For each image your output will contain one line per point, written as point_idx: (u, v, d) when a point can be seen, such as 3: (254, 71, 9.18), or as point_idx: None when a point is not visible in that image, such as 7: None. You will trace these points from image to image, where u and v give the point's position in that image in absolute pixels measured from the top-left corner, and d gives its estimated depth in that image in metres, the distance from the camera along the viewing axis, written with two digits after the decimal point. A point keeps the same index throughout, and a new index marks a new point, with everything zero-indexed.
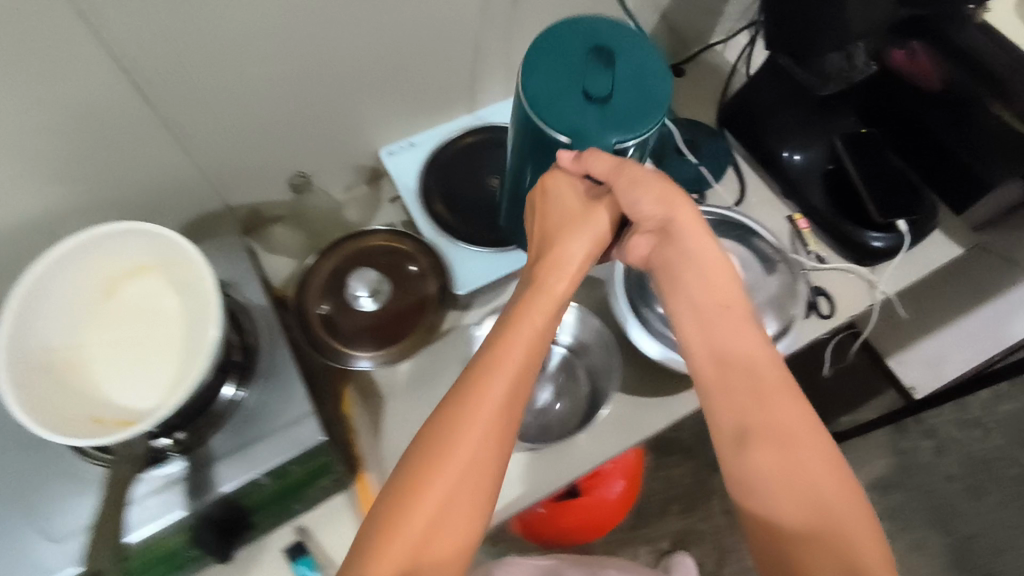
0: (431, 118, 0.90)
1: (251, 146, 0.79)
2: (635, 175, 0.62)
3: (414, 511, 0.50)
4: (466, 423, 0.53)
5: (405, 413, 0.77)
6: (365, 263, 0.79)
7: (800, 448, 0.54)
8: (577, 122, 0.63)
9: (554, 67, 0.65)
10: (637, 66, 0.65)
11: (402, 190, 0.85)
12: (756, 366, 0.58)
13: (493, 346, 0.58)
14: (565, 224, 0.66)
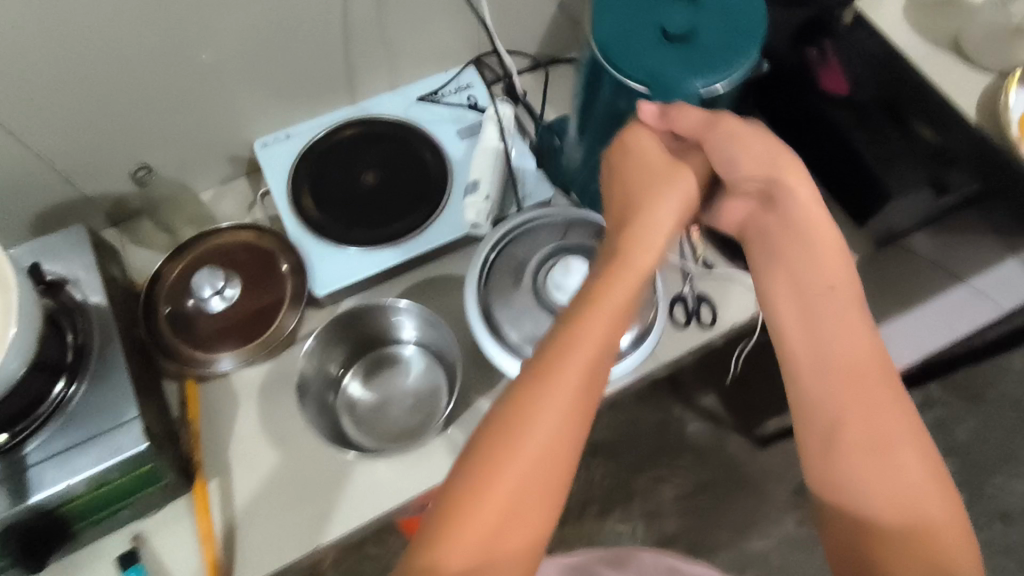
0: (309, 108, 0.87)
1: (108, 135, 0.76)
2: (742, 130, 0.57)
3: (472, 509, 0.45)
4: (548, 409, 0.48)
5: (258, 417, 0.75)
6: (219, 262, 0.76)
7: (896, 451, 0.49)
8: (649, 64, 0.63)
9: (628, 12, 0.65)
10: (722, 11, 0.65)
11: (272, 184, 0.82)
12: (860, 351, 0.52)
13: (580, 326, 0.51)
14: (633, 193, 0.59)
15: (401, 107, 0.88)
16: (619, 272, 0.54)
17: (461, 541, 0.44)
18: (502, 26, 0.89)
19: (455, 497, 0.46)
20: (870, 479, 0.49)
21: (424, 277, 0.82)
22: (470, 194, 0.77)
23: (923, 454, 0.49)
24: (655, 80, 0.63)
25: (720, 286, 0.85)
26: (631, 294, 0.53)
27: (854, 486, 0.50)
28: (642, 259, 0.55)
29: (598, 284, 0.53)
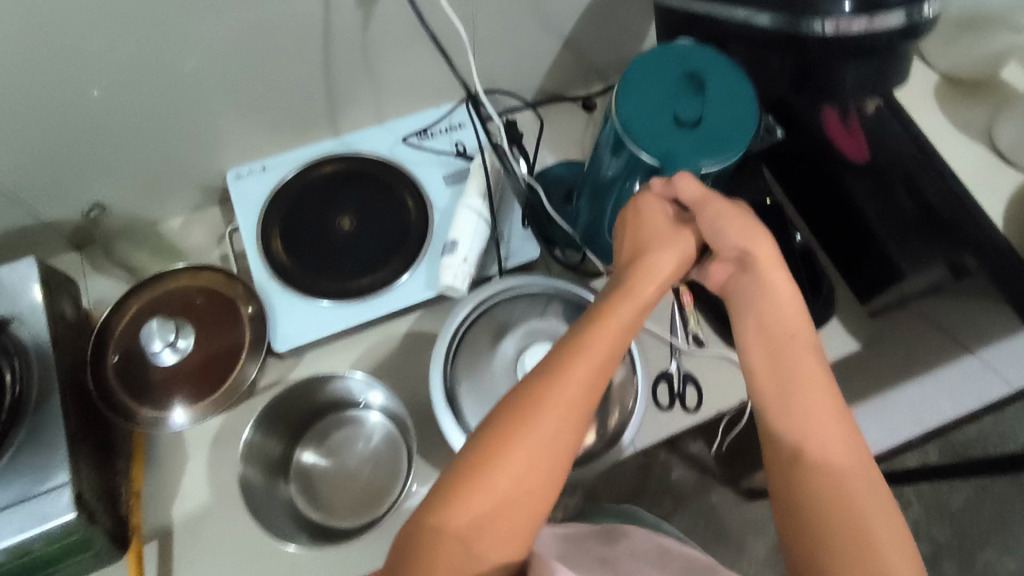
0: (289, 139, 0.82)
1: (69, 163, 0.71)
2: (728, 207, 0.52)
3: (473, 482, 0.44)
4: (559, 398, 0.46)
5: (206, 476, 0.71)
6: (174, 308, 0.71)
7: (877, 543, 0.42)
8: (666, 147, 0.56)
9: (643, 85, 0.58)
10: (734, 91, 0.58)
11: (241, 223, 0.77)
12: (833, 414, 0.46)
13: (594, 331, 0.49)
14: (639, 245, 0.54)
15: (387, 144, 0.82)
16: (632, 285, 0.51)
17: (460, 511, 0.43)
18: (500, 64, 0.83)
19: (456, 472, 0.45)
20: (851, 552, 0.42)
21: (396, 333, 0.78)
22: (447, 254, 0.72)
23: (903, 533, 0.43)
24: (672, 163, 0.57)
25: (708, 366, 0.80)
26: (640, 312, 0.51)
27: (831, 559, 0.42)
28: (648, 285, 0.52)
29: (614, 294, 0.51)
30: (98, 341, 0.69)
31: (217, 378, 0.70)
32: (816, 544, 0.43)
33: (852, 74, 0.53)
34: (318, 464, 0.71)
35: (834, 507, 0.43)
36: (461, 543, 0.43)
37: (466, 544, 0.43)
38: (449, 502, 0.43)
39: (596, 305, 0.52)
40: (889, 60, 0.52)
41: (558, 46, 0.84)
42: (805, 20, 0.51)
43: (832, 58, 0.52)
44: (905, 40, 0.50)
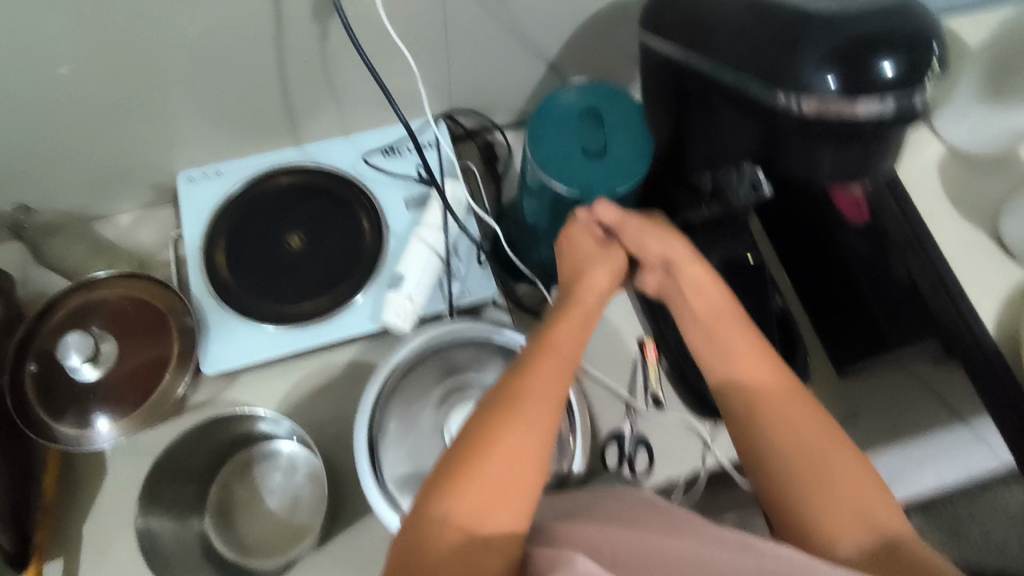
0: (249, 146, 0.78)
1: (8, 157, 0.68)
2: (651, 225, 0.60)
3: (477, 465, 0.43)
4: (536, 386, 0.48)
5: (123, 495, 0.68)
6: (102, 316, 0.68)
7: (834, 467, 0.47)
8: (581, 180, 0.63)
9: (551, 131, 0.65)
10: (628, 120, 0.66)
11: (186, 230, 0.74)
12: (769, 380, 0.52)
13: (557, 336, 0.52)
14: (577, 266, 0.59)
15: (349, 159, 0.79)
16: (586, 295, 0.57)
17: (470, 494, 0.42)
18: (477, 85, 0.79)
19: (453, 460, 0.44)
20: (818, 489, 0.46)
21: (336, 360, 0.74)
22: (392, 289, 0.68)
23: (857, 461, 0.47)
24: (589, 192, 0.63)
25: (665, 428, 0.75)
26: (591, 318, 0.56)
27: (809, 503, 0.46)
28: (596, 297, 0.57)
29: (568, 308, 0.56)
30: (18, 348, 0.66)
31: (144, 389, 0.66)
32: (794, 492, 0.47)
33: (829, 159, 0.48)
34: (239, 496, 0.68)
35: (793, 455, 0.48)
36: (474, 530, 0.41)
37: (473, 532, 0.41)
38: (454, 486, 0.42)
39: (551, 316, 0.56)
40: (870, 149, 0.46)
41: (539, 71, 0.79)
42: (781, 95, 0.45)
43: (809, 139, 0.47)
44: (888, 129, 0.44)
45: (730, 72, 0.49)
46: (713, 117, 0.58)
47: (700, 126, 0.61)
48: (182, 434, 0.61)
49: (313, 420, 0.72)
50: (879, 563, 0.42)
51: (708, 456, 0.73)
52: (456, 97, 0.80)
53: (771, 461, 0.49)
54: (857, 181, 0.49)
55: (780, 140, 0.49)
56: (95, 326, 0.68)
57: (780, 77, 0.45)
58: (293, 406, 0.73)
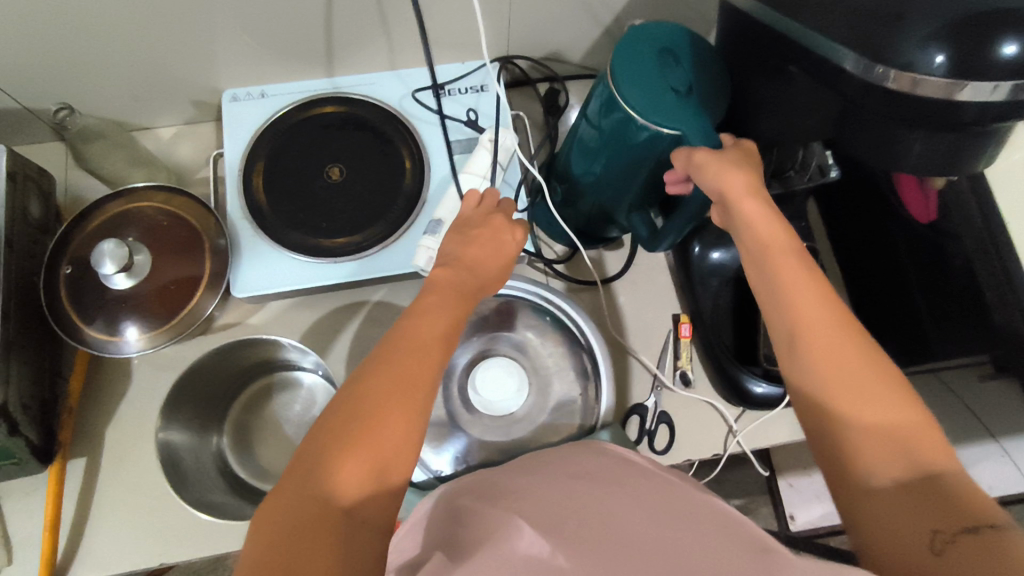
0: (298, 70, 0.76)
1: (56, 62, 0.66)
2: (723, 159, 0.51)
3: (348, 451, 0.38)
4: (408, 356, 0.43)
5: (146, 405, 0.70)
6: (140, 228, 0.68)
7: (879, 405, 0.41)
8: (685, 119, 0.53)
9: (637, 70, 0.54)
10: (703, 58, 0.57)
11: (227, 150, 0.73)
12: (814, 311, 0.44)
13: (422, 311, 0.47)
14: (467, 240, 0.55)
15: (397, 94, 0.76)
16: (457, 268, 0.52)
17: (348, 469, 0.37)
18: (538, 31, 0.76)
19: (336, 435, 0.38)
20: (859, 421, 0.41)
21: (364, 297, 0.74)
22: (429, 234, 0.66)
23: (908, 394, 0.41)
24: (691, 133, 0.53)
25: (689, 407, 0.73)
26: (469, 287, 0.52)
27: (850, 431, 0.41)
28: (475, 274, 0.53)
29: (437, 279, 0.50)
30: (54, 250, 0.66)
31: (175, 305, 0.66)
32: (836, 419, 0.42)
33: (918, 148, 0.44)
34: (257, 422, 0.69)
35: (841, 381, 0.42)
36: (351, 516, 0.36)
37: (359, 514, 0.36)
38: (327, 468, 0.37)
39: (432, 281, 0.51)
40: (967, 140, 0.42)
41: (606, 22, 0.75)
42: (881, 70, 0.41)
43: (901, 123, 0.43)
44: (994, 120, 0.40)
45: (821, 39, 0.45)
46: (783, 82, 0.54)
47: (773, 99, 0.57)
48: (199, 358, 0.60)
49: (337, 356, 0.72)
50: (914, 500, 0.37)
51: (729, 441, 0.72)
52: (513, 40, 0.77)
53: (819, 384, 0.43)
54: (946, 174, 0.46)
55: (867, 120, 0.45)
56: (131, 236, 0.67)
57: (882, 48, 0.40)
58: (318, 339, 0.73)
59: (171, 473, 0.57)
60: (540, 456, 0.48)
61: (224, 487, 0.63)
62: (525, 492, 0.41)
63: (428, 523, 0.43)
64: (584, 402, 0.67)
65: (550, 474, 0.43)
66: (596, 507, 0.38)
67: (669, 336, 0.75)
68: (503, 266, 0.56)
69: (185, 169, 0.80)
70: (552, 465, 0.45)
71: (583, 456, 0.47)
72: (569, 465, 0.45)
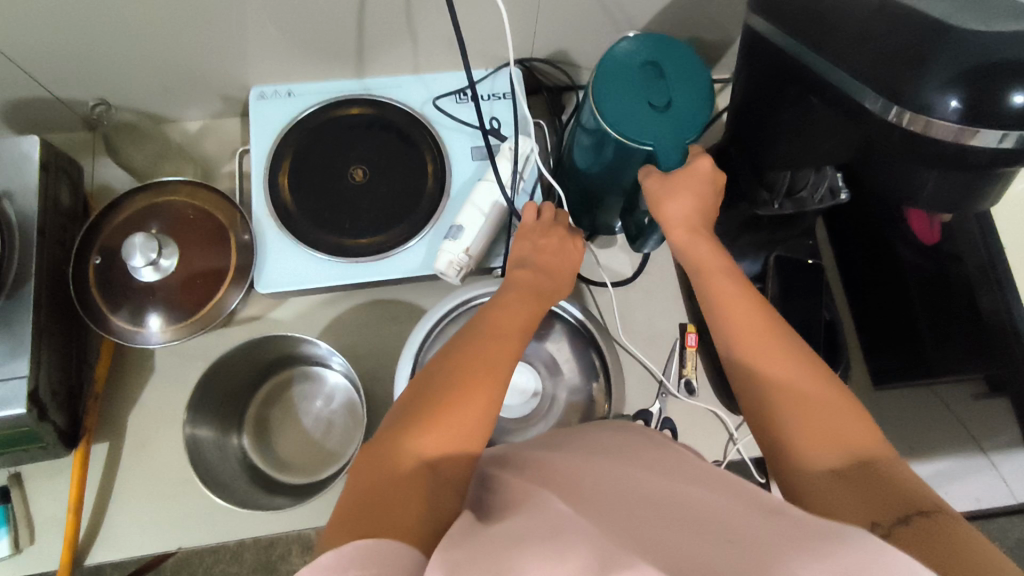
0: (324, 69, 0.77)
1: (89, 56, 0.68)
2: (675, 182, 0.56)
3: (434, 416, 0.43)
4: (491, 342, 0.49)
5: (169, 394, 0.72)
6: (165, 220, 0.70)
7: (812, 395, 0.45)
8: (656, 138, 0.57)
9: (618, 87, 0.58)
10: (688, 67, 0.59)
11: (253, 146, 0.74)
12: (754, 325, 0.49)
13: (504, 305, 0.54)
14: (537, 248, 0.61)
15: (420, 98, 0.78)
16: (535, 270, 0.59)
17: (433, 434, 0.43)
18: (561, 40, 0.77)
19: (424, 404, 0.44)
20: (801, 413, 0.44)
21: (382, 296, 0.76)
22: (450, 239, 0.68)
23: (845, 397, 0.45)
24: (667, 148, 0.58)
25: (692, 414, 0.76)
26: (545, 287, 0.58)
27: (792, 418, 0.44)
28: (549, 277, 0.59)
29: (519, 279, 0.57)
30: (83, 240, 0.68)
31: (201, 297, 0.68)
32: (772, 400, 0.46)
33: (932, 184, 0.46)
34: (278, 413, 0.71)
35: (779, 376, 0.46)
36: (435, 469, 0.41)
37: (437, 469, 0.41)
38: (416, 435, 0.43)
39: (509, 284, 0.57)
40: (978, 179, 0.44)
41: (627, 34, 0.77)
42: (897, 110, 0.43)
43: (917, 162, 0.45)
44: (1004, 164, 0.42)
45: (842, 77, 0.47)
46: (802, 116, 0.57)
47: (794, 125, 0.59)
48: (231, 351, 0.63)
49: (355, 351, 0.74)
50: (853, 484, 0.41)
51: (730, 448, 0.74)
52: (536, 48, 0.79)
53: (763, 391, 0.46)
54: (959, 207, 0.47)
55: (885, 155, 0.47)
56: (157, 228, 0.69)
57: (902, 91, 0.42)
58: (335, 334, 0.75)
59: (197, 464, 0.60)
60: (558, 436, 0.50)
61: (244, 477, 0.65)
62: (544, 462, 0.43)
63: None
64: (589, 401, 0.69)
65: (564, 450, 0.45)
66: (606, 475, 0.40)
67: (676, 345, 0.77)
68: (571, 272, 0.62)
69: (209, 162, 0.81)
70: (557, 441, 0.48)
71: (598, 433, 0.49)
72: (584, 443, 0.47)
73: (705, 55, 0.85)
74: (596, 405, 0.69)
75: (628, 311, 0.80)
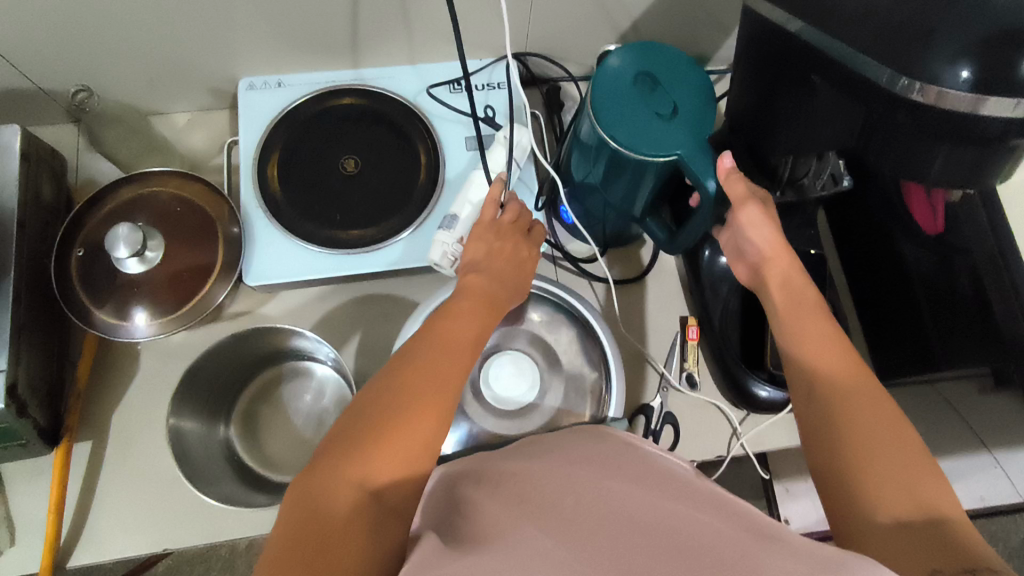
0: (315, 61, 0.76)
1: (72, 46, 0.66)
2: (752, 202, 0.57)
3: (380, 438, 0.42)
4: (441, 354, 0.48)
5: (156, 388, 0.70)
6: (151, 212, 0.68)
7: (884, 435, 0.43)
8: (679, 145, 0.56)
9: (623, 105, 0.56)
10: (680, 72, 0.59)
11: (242, 139, 0.73)
12: (825, 357, 0.48)
13: (454, 312, 0.52)
14: (490, 251, 0.59)
15: (413, 89, 0.76)
16: (486, 275, 0.57)
17: (375, 458, 0.41)
18: (556, 30, 0.76)
19: (366, 423, 0.43)
20: (870, 452, 0.42)
21: (377, 290, 0.74)
22: (443, 229, 0.66)
23: (920, 451, 0.42)
24: (692, 153, 0.56)
25: (694, 410, 0.74)
26: (494, 295, 0.56)
27: (862, 459, 0.42)
28: (500, 285, 0.57)
29: (469, 285, 0.55)
30: (66, 232, 0.66)
31: (184, 291, 0.66)
32: (842, 432, 0.44)
33: (941, 159, 0.45)
34: (267, 411, 0.69)
35: (850, 413, 0.45)
36: (377, 499, 0.40)
37: (378, 499, 0.40)
38: (359, 459, 0.41)
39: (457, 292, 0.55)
40: (988, 154, 0.43)
41: (624, 22, 0.76)
42: (906, 82, 0.41)
43: (926, 136, 0.44)
44: (1016, 137, 0.40)
45: (846, 51, 0.45)
46: (804, 98, 0.56)
47: (794, 107, 0.57)
48: (217, 343, 0.60)
49: (347, 346, 0.72)
50: (917, 536, 0.39)
51: (732, 442, 0.73)
52: (531, 40, 0.78)
53: (832, 420, 0.45)
54: (966, 185, 0.46)
55: (891, 133, 0.46)
56: (143, 221, 0.67)
57: (910, 62, 0.41)
58: (327, 329, 0.73)
59: (179, 455, 0.58)
60: (546, 445, 0.49)
61: (231, 474, 0.63)
62: (527, 477, 0.41)
63: (426, 501, 0.42)
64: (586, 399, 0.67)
65: (549, 459, 0.43)
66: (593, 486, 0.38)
67: (678, 338, 0.76)
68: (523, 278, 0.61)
69: (198, 156, 0.80)
70: (534, 450, 0.47)
71: (584, 441, 0.48)
72: (571, 453, 0.45)
73: (703, 46, 0.84)
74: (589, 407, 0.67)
75: (626, 305, 0.78)
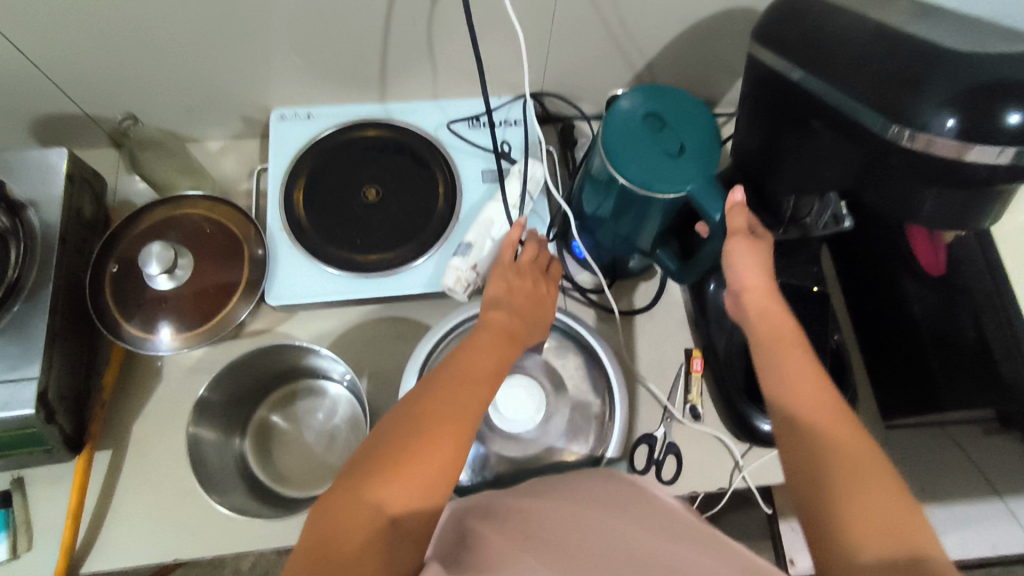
0: (343, 94, 0.80)
1: (121, 77, 0.71)
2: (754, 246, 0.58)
3: (403, 465, 0.43)
4: (462, 387, 0.49)
5: (175, 401, 0.72)
6: (183, 232, 0.72)
7: (866, 477, 0.44)
8: (688, 181, 0.59)
9: (634, 145, 0.60)
10: (687, 112, 0.62)
11: (272, 165, 0.77)
12: (812, 400, 0.49)
13: (476, 344, 0.54)
14: (511, 288, 0.61)
15: (434, 123, 0.80)
16: (508, 311, 0.59)
17: (396, 485, 0.42)
18: (571, 70, 0.80)
19: (388, 449, 0.44)
20: (852, 492, 0.43)
21: (390, 313, 0.77)
22: (458, 255, 0.69)
23: (901, 493, 0.43)
24: (701, 188, 0.59)
25: (697, 442, 0.75)
26: (515, 329, 0.58)
27: (844, 500, 0.43)
28: (519, 320, 0.59)
29: (491, 320, 0.57)
30: (102, 248, 0.70)
31: (209, 309, 0.69)
32: (827, 472, 0.45)
33: (932, 201, 0.47)
34: (280, 426, 0.71)
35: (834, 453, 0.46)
36: (395, 525, 0.41)
37: (396, 526, 0.41)
38: (381, 485, 0.42)
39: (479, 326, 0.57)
40: (977, 196, 0.45)
41: (636, 65, 0.80)
42: (897, 129, 0.44)
43: (917, 177, 0.46)
44: (1003, 181, 0.43)
45: (844, 97, 0.48)
46: (806, 140, 0.58)
47: (797, 147, 0.60)
48: (236, 358, 0.63)
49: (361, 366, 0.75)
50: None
51: (734, 475, 0.74)
52: (547, 79, 0.82)
53: (816, 460, 0.46)
54: (958, 225, 0.48)
55: (887, 175, 0.48)
56: (174, 240, 0.71)
57: (901, 110, 0.43)
58: (342, 349, 0.75)
59: (196, 464, 0.60)
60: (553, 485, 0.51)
61: (242, 486, 0.65)
62: (531, 515, 0.43)
63: (437, 538, 0.45)
64: (591, 427, 0.69)
65: (553, 501, 0.46)
66: (593, 526, 0.41)
67: (682, 370, 0.78)
68: (541, 317, 0.63)
69: (228, 180, 0.84)
70: (535, 491, 0.49)
71: (587, 481, 0.50)
72: (579, 493, 0.47)
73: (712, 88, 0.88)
74: (593, 434, 0.68)
75: (632, 336, 0.80)
